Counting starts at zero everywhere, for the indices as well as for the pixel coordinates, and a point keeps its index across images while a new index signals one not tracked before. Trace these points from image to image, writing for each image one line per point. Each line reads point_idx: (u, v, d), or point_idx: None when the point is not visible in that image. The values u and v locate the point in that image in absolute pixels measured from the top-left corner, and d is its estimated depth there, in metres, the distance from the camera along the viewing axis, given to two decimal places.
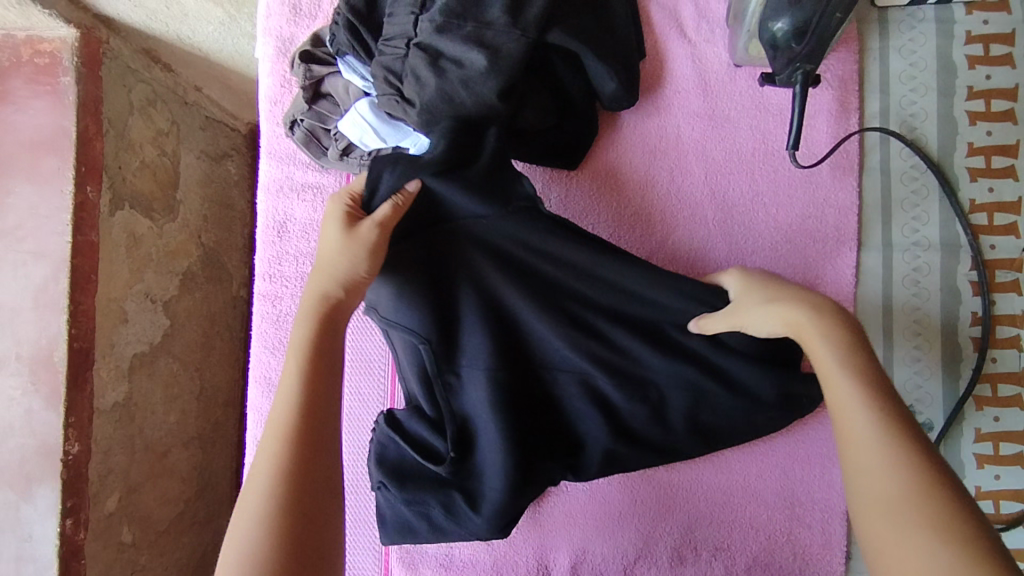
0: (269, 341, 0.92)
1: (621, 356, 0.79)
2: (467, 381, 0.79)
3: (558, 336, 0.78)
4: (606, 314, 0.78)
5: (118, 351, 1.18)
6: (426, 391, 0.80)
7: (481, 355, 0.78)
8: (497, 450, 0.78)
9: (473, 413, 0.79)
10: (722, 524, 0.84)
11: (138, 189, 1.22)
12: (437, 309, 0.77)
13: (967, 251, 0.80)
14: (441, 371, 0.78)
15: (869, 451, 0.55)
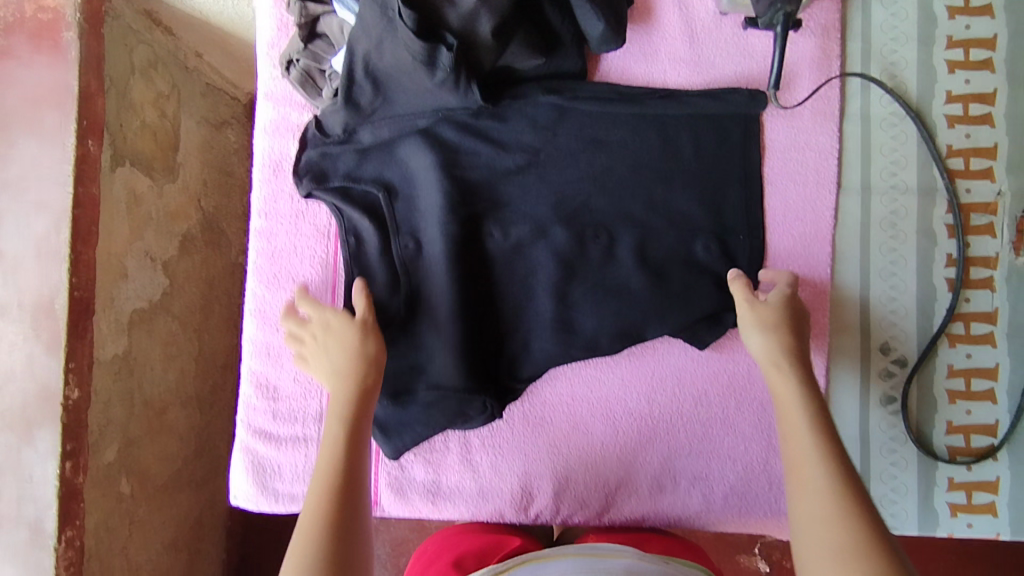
0: (264, 275, 0.91)
1: (571, 204, 0.85)
2: (423, 239, 0.85)
3: (516, 195, 0.86)
4: (553, 167, 0.86)
5: (118, 306, 1.19)
6: (392, 262, 0.85)
7: (434, 209, 0.85)
8: (449, 304, 0.84)
9: (428, 269, 0.85)
10: (701, 455, 0.87)
11: (140, 148, 1.23)
12: (395, 165, 0.86)
13: (943, 194, 0.85)
14: (400, 231, 0.85)
15: (816, 505, 0.64)
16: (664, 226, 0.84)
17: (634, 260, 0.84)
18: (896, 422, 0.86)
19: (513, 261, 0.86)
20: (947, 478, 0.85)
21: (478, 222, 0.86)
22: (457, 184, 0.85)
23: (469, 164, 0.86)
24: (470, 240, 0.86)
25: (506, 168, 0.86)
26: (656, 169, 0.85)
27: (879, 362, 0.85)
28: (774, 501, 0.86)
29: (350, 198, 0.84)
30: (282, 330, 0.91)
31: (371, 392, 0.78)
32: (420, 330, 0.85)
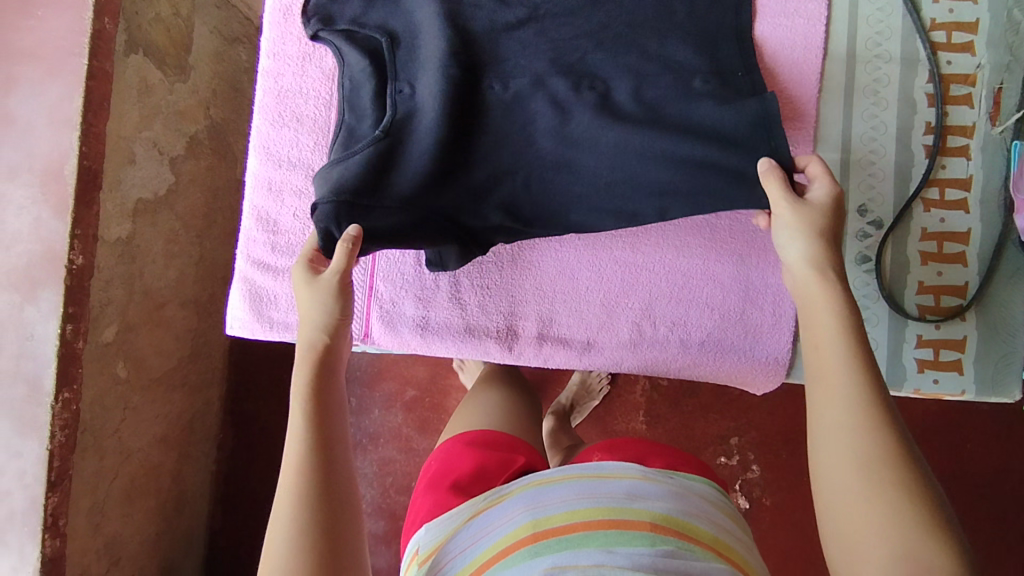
0: (269, 112, 0.94)
1: (568, 59, 0.89)
2: (418, 83, 0.89)
3: (517, 54, 0.90)
4: (552, 22, 0.90)
5: (124, 190, 1.21)
6: (390, 103, 0.88)
7: (434, 57, 0.88)
8: (437, 136, 0.86)
9: (422, 108, 0.88)
10: (680, 303, 0.92)
11: (154, 40, 1.25)
12: (400, 18, 0.91)
13: (924, 66, 0.89)
14: (397, 77, 0.89)
15: (851, 437, 0.62)
16: (659, 87, 0.86)
17: (627, 112, 0.87)
18: (869, 281, 0.90)
19: (510, 110, 0.89)
20: (915, 335, 0.89)
21: (477, 71, 0.89)
22: (462, 39, 0.89)
23: (472, 19, 0.90)
24: (470, 91, 0.89)
25: (507, 25, 0.90)
26: (650, 27, 0.88)
27: (855, 223, 0.90)
28: (747, 349, 0.91)
29: (354, 42, 0.90)
30: (284, 167, 0.93)
31: (329, 362, 0.77)
32: (401, 163, 0.87)
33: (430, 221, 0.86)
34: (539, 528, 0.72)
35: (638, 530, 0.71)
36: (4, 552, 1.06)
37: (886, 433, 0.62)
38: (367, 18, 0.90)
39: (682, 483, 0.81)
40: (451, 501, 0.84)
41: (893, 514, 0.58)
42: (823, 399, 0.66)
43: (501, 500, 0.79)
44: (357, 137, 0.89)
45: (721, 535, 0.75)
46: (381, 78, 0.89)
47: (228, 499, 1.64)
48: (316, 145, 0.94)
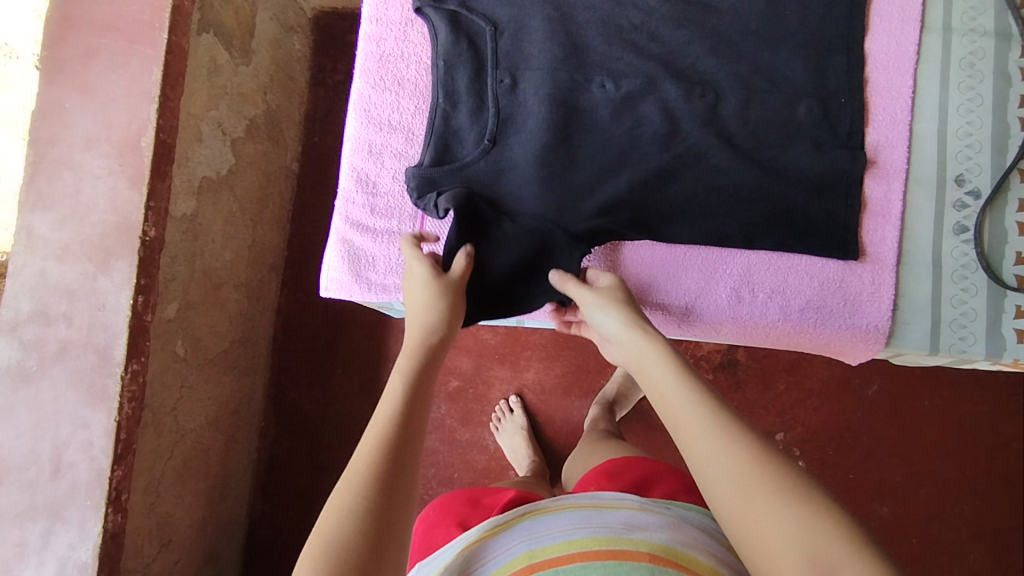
0: (371, 76, 0.80)
1: (677, 65, 0.79)
2: (521, 77, 0.79)
3: (632, 53, 0.79)
4: (667, 26, 0.79)
5: (192, 167, 1.22)
6: (486, 100, 0.79)
7: (543, 57, 0.79)
8: (536, 141, 0.77)
9: (523, 110, 0.78)
10: (777, 267, 0.77)
11: (223, 21, 1.27)
12: (508, 4, 0.80)
13: (1018, 40, 0.79)
14: (498, 67, 0.79)
15: (705, 453, 0.51)
16: (728, 65, 0.78)
17: (699, 101, 0.78)
18: (967, 251, 0.77)
19: (610, 120, 0.78)
20: (1014, 306, 0.76)
21: (584, 68, 0.79)
22: (571, 35, 0.79)
23: (583, 18, 0.79)
24: (577, 87, 0.78)
25: (620, 25, 0.79)
26: (723, 8, 0.79)
27: (952, 193, 0.77)
28: (845, 318, 0.76)
29: (458, 27, 0.79)
30: (386, 132, 0.80)
31: (444, 342, 0.66)
32: (500, 169, 0.78)
33: (532, 225, 0.76)
34: (536, 560, 0.58)
35: (636, 562, 0.55)
36: (61, 528, 0.94)
37: (744, 437, 0.50)
38: (477, 1, 0.80)
39: (684, 512, 0.64)
40: (444, 539, 0.72)
41: (781, 513, 0.45)
42: (679, 430, 0.54)
43: (486, 531, 0.64)
44: (445, 132, 0.78)
45: (725, 565, 0.57)
46: (477, 67, 0.79)
47: (269, 490, 1.61)
48: (418, 112, 0.81)
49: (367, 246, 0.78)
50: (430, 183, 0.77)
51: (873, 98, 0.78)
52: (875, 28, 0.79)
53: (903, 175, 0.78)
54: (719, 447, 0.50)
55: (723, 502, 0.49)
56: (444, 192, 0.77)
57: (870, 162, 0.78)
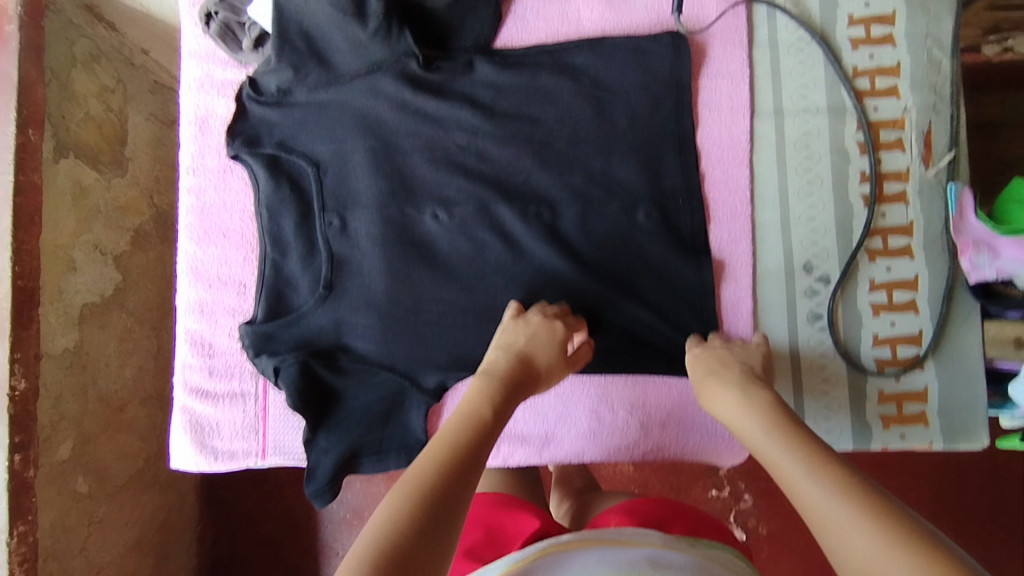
0: (194, 232, 0.76)
1: (509, 184, 0.76)
2: (350, 216, 0.76)
3: (461, 178, 0.76)
4: (494, 145, 0.76)
5: (67, 298, 1.16)
6: (318, 243, 0.75)
7: (369, 193, 0.76)
8: (374, 284, 0.75)
9: (356, 252, 0.75)
10: (635, 382, 0.75)
11: (85, 140, 1.22)
12: (329, 140, 0.76)
13: (852, 114, 0.76)
14: (326, 207, 0.76)
15: (807, 481, 0.47)
16: (562, 177, 0.76)
17: (536, 220, 0.76)
18: (824, 339, 0.75)
19: (447, 251, 0.75)
20: (876, 391, 0.74)
21: (413, 200, 0.76)
22: (397, 165, 0.76)
23: (407, 144, 0.76)
24: (411, 220, 0.75)
25: (446, 147, 0.76)
26: (549, 118, 0.77)
27: (802, 281, 0.76)
28: (708, 426, 0.75)
29: (279, 170, 0.76)
30: (217, 288, 0.76)
31: (528, 380, 0.65)
32: (339, 314, 0.75)
33: (377, 373, 0.74)
34: None
35: None
36: None
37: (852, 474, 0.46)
38: (297, 141, 0.76)
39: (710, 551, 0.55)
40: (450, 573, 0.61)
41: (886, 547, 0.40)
42: (774, 471, 0.50)
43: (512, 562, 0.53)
44: (277, 282, 0.75)
45: None
46: (304, 209, 0.76)
47: None
48: (248, 262, 0.77)
49: (208, 412, 0.75)
50: (267, 342, 0.74)
51: (712, 192, 0.76)
52: (705, 120, 0.76)
53: (752, 271, 0.76)
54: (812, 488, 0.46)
55: (837, 546, 0.42)
56: (280, 347, 0.74)
57: (716, 261, 0.76)
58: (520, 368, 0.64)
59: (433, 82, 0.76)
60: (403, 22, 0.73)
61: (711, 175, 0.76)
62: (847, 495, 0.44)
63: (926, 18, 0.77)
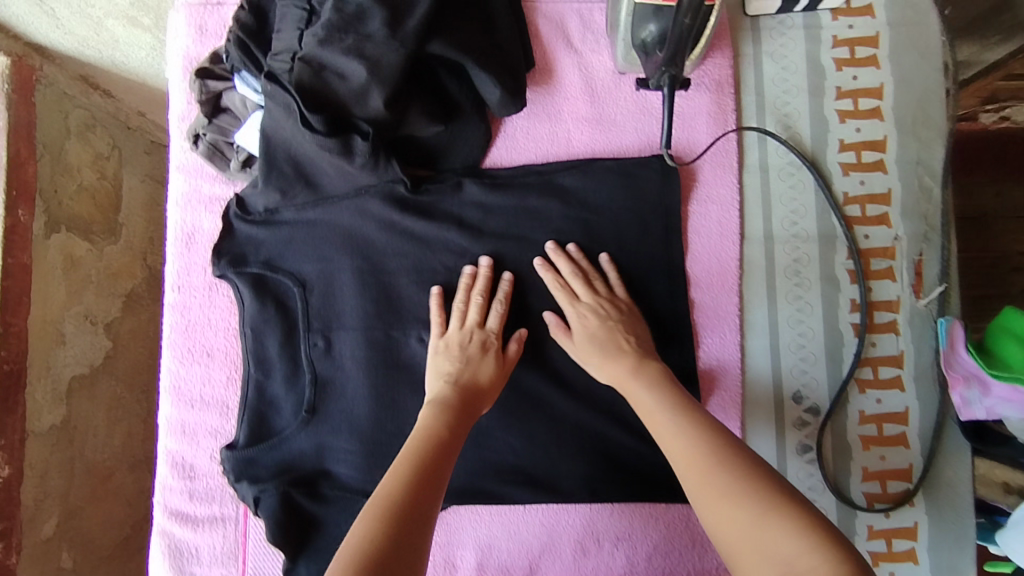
0: (178, 351, 0.76)
1: None
2: (335, 337, 0.75)
3: (449, 300, 0.75)
4: None
5: (56, 373, 1.08)
6: (303, 364, 0.75)
7: (355, 314, 0.75)
8: (358, 407, 0.74)
9: (341, 374, 0.74)
10: (622, 514, 0.74)
11: (77, 212, 1.14)
12: (316, 258, 0.76)
13: (842, 241, 0.76)
14: (310, 328, 0.75)
15: (679, 441, 0.56)
16: (550, 300, 0.75)
17: (523, 346, 0.75)
18: (814, 470, 0.74)
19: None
20: (865, 526, 0.74)
21: (399, 322, 0.75)
22: (383, 286, 0.76)
23: (394, 264, 0.76)
24: (398, 342, 0.75)
25: (435, 267, 0.76)
26: (537, 240, 0.75)
27: (791, 411, 0.75)
28: (694, 561, 0.74)
29: (264, 289, 0.75)
30: (200, 408, 0.76)
31: (474, 405, 0.66)
32: (322, 438, 0.74)
33: (358, 503, 0.73)
34: None
35: None
36: None
37: (709, 431, 0.56)
38: (283, 259, 0.75)
39: None
40: None
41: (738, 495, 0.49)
42: (663, 439, 0.58)
43: None
44: (261, 403, 0.74)
45: None
46: (289, 327, 0.75)
47: None
48: (231, 380, 0.76)
49: (187, 536, 0.74)
50: (248, 466, 0.73)
51: (701, 319, 0.75)
52: (694, 245, 0.76)
53: (740, 400, 0.75)
54: (679, 446, 0.56)
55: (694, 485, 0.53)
56: (261, 471, 0.73)
57: (704, 390, 0.75)
58: (465, 393, 0.66)
59: (424, 204, 0.75)
60: (390, 151, 0.72)
61: (699, 301, 0.76)
62: (704, 449, 0.54)
63: (917, 144, 0.76)
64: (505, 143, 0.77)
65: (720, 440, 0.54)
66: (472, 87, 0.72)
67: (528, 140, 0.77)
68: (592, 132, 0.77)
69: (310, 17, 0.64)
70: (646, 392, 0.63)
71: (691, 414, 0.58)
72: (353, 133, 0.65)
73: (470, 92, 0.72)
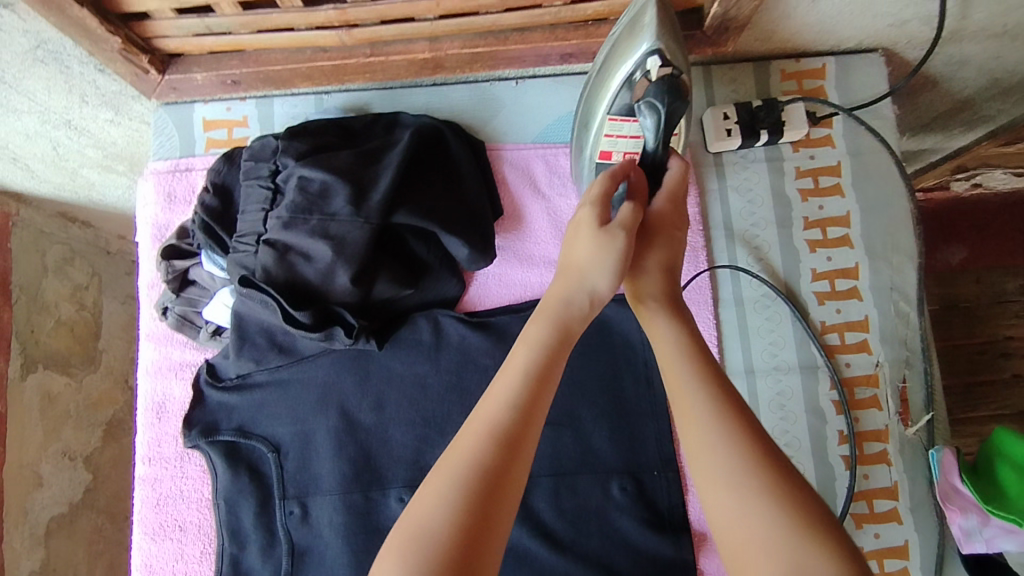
0: (148, 527, 0.74)
1: None
2: (312, 504, 0.72)
3: (432, 455, 0.72)
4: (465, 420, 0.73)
5: (33, 518, 0.97)
6: (280, 533, 0.72)
7: (332, 478, 0.72)
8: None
9: (318, 542, 0.71)
10: None
11: (57, 350, 1.04)
12: (290, 420, 0.73)
13: (825, 371, 0.75)
14: (287, 495, 0.72)
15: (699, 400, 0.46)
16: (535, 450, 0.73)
17: None
18: None
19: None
20: None
21: (378, 482, 0.72)
22: (361, 445, 0.73)
23: (370, 421, 0.73)
24: (379, 505, 0.72)
25: (413, 421, 0.73)
26: None
27: None
28: None
29: (237, 457, 0.73)
30: None
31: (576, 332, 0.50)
32: None
33: None
34: None
35: None
36: None
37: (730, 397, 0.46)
38: (256, 423, 0.73)
39: None
40: None
41: (751, 495, 0.41)
42: (675, 390, 0.48)
43: None
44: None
45: None
46: (265, 494, 0.73)
47: None
48: (204, 553, 0.74)
49: None
50: None
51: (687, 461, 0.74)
52: None
53: None
54: (692, 401, 0.46)
55: (699, 461, 0.45)
56: None
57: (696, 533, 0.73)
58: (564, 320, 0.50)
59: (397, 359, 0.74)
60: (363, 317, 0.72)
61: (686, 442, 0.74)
62: (723, 419, 0.45)
63: (889, 269, 0.76)
64: (479, 290, 0.77)
65: (740, 412, 0.45)
66: (440, 245, 0.73)
67: (503, 287, 0.77)
68: None
69: (275, 197, 0.67)
70: (667, 323, 0.52)
71: (714, 370, 0.48)
72: (335, 324, 0.68)
73: (441, 251, 0.73)
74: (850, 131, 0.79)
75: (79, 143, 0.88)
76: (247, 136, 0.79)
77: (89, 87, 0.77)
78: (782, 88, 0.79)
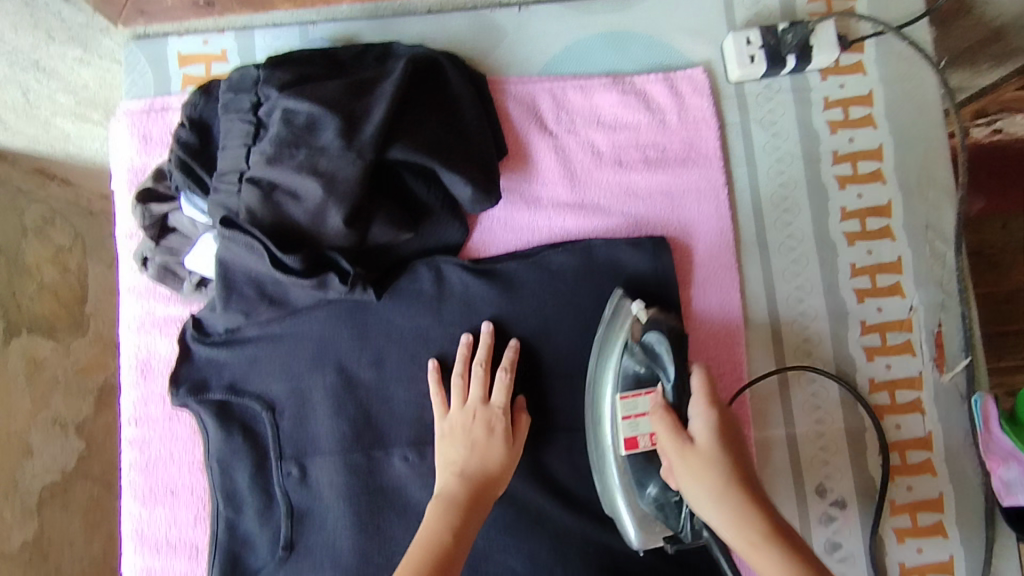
0: (138, 492, 0.70)
1: None
2: (312, 465, 0.68)
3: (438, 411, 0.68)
4: None
5: (24, 488, 0.93)
6: (279, 497, 0.68)
7: (332, 437, 0.68)
8: (343, 541, 0.67)
9: (319, 504, 0.67)
10: None
11: (40, 315, 0.97)
12: (284, 377, 0.69)
13: (854, 317, 0.70)
14: (284, 456, 0.68)
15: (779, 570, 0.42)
16: (546, 406, 0.69)
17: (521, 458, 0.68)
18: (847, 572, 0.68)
19: (420, 498, 0.67)
20: None
21: (381, 441, 0.68)
22: (362, 403, 0.68)
23: (371, 377, 0.68)
24: (383, 465, 0.68)
25: (417, 376, 0.68)
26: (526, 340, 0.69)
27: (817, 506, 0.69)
28: None
29: (229, 417, 0.68)
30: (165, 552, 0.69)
31: (485, 495, 0.59)
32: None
33: None
34: None
35: None
36: None
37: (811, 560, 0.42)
38: (247, 381, 0.69)
39: None
40: None
41: None
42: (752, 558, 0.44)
43: None
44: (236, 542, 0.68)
45: None
46: (261, 456, 0.68)
47: None
48: (198, 518, 0.70)
49: None
50: None
51: None
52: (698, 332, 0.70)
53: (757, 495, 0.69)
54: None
55: None
56: None
57: None
58: (474, 486, 0.59)
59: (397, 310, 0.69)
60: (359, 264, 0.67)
61: None
62: None
63: (925, 207, 0.71)
64: (484, 235, 0.72)
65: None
66: (440, 186, 0.68)
67: (511, 232, 0.72)
68: (576, 219, 0.71)
69: (257, 131, 0.61)
70: (727, 483, 0.46)
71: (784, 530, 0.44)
72: (330, 269, 0.62)
73: (441, 191, 0.67)
74: (884, 56, 0.72)
75: (48, 87, 0.79)
76: (226, 72, 0.73)
77: (55, 21, 0.72)
78: (808, 11, 0.73)
